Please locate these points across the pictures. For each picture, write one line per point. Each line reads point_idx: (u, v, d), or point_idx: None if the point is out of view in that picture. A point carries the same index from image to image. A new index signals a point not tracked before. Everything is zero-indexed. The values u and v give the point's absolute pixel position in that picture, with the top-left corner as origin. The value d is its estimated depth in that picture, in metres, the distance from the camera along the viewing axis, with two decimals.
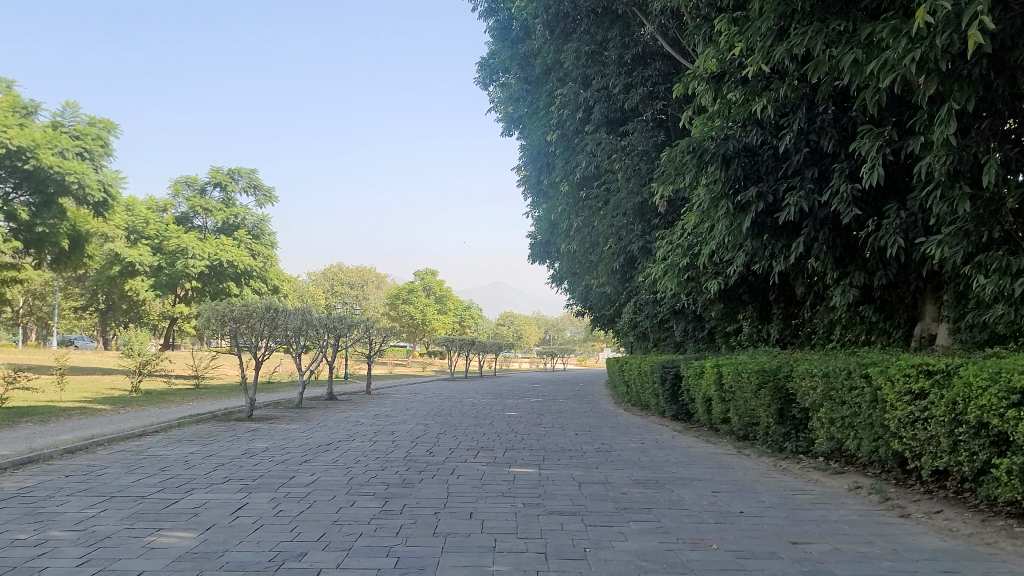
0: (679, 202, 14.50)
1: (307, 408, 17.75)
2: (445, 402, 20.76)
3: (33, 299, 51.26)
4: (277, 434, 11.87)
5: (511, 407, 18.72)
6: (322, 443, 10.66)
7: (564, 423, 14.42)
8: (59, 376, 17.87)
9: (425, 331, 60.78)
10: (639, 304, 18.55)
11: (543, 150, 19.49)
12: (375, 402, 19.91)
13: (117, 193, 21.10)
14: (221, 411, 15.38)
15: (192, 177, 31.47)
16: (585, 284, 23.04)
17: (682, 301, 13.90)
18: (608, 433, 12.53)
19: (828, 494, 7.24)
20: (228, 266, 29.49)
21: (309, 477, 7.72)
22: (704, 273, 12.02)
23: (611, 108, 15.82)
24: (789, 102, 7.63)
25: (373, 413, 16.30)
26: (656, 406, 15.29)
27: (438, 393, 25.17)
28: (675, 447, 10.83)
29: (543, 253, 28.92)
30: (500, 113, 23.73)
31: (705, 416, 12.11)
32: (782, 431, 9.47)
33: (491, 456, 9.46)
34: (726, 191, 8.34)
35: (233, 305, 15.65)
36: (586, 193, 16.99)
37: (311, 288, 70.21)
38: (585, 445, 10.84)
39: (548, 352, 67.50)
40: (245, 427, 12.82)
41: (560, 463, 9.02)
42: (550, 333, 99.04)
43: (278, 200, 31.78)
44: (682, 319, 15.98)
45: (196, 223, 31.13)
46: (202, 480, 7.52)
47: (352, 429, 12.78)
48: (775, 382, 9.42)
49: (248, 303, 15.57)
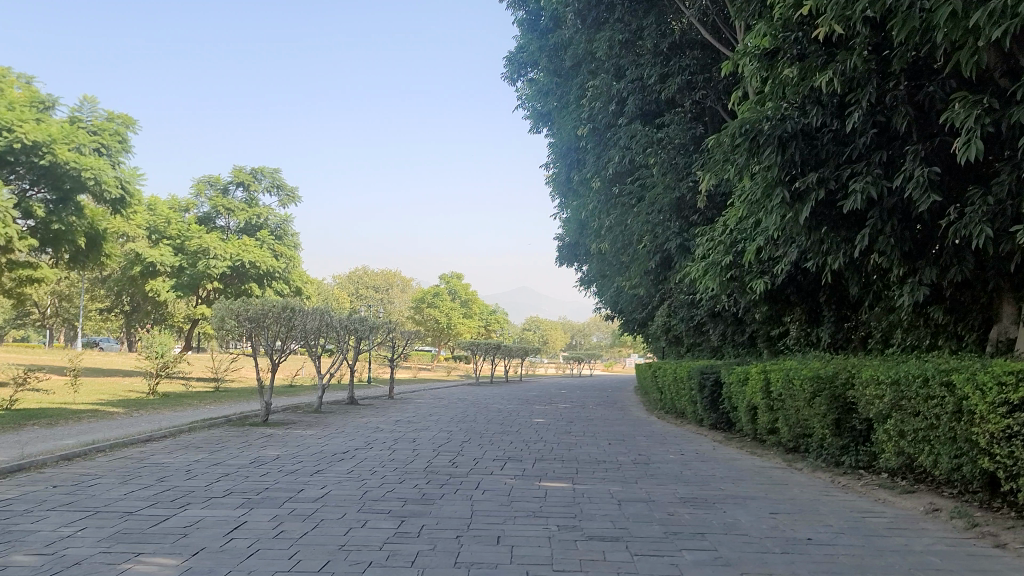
0: (720, 198, 13.71)
1: (326, 412, 17.08)
2: (469, 407, 20.00)
3: (57, 300, 51.08)
4: (290, 440, 11.16)
5: (539, 414, 17.94)
6: (337, 452, 9.92)
7: (595, 431, 13.61)
8: (73, 378, 17.30)
9: (449, 335, 60.17)
10: (675, 306, 17.73)
11: (573, 145, 18.73)
12: (397, 406, 19.21)
13: (136, 190, 20.56)
14: (236, 414, 14.73)
15: (215, 176, 31.00)
16: (615, 285, 22.23)
17: (723, 302, 13.07)
18: (644, 443, 11.71)
19: (902, 517, 6.38)
20: (250, 267, 28.97)
21: (319, 491, 6.97)
22: (749, 272, 11.24)
23: (645, 100, 14.92)
24: (858, 75, 6.81)
25: (394, 419, 15.57)
26: (693, 414, 14.46)
27: (462, 398, 24.45)
28: (718, 460, 9.99)
29: (571, 255, 28.14)
30: (527, 110, 23.00)
31: (750, 426, 11.27)
32: (840, 444, 8.63)
33: (519, 468, 8.68)
34: (782, 178, 7.55)
35: (251, 305, 14.99)
36: (619, 190, 16.15)
37: (336, 291, 69.79)
38: (621, 456, 10.03)
39: (575, 357, 66.60)
40: (258, 433, 12.13)
41: (595, 477, 8.20)
42: (576, 338, 98.08)
43: (301, 200, 31.23)
44: (721, 322, 15.16)
45: (218, 223, 30.65)
46: (201, 492, 6.79)
47: (371, 436, 12.05)
48: (831, 391, 8.59)
49: (267, 304, 14.91)
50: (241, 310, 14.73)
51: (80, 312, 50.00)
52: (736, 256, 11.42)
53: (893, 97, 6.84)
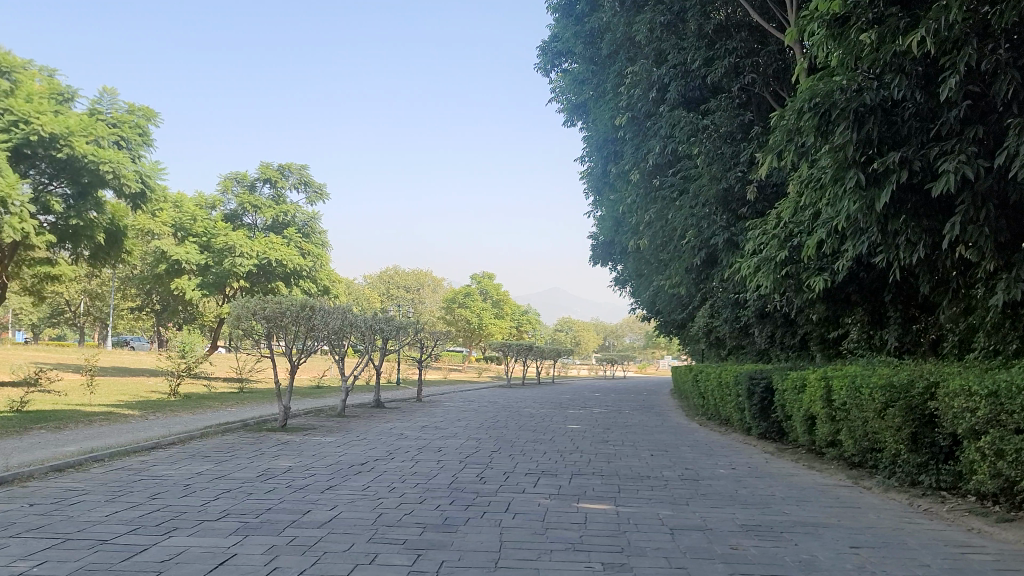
0: (770, 189, 12.75)
1: (350, 416, 16.31)
2: (500, 411, 19.13)
3: (88, 298, 51.01)
4: (306, 448, 10.35)
5: (572, 419, 17.04)
6: (355, 463, 9.08)
7: (636, 440, 12.69)
8: (89, 379, 16.68)
9: (481, 335, 59.40)
10: (719, 306, 16.74)
11: (611, 137, 17.78)
12: (424, 410, 18.39)
13: (158, 185, 19.93)
14: (255, 419, 13.97)
15: (242, 173, 30.41)
16: (653, 285, 21.24)
17: (775, 302, 12.12)
18: (689, 454, 10.75)
19: (1009, 554, 5.39)
20: (276, 265, 28.39)
21: (326, 513, 6.11)
22: (807, 269, 10.29)
23: (688, 86, 13.90)
24: (953, 36, 5.83)
25: (420, 424, 14.74)
26: (739, 422, 13.48)
27: (494, 401, 23.57)
28: (774, 477, 9.02)
29: (606, 254, 27.22)
30: (561, 102, 22.12)
31: (806, 438, 10.28)
32: (917, 461, 7.63)
33: (554, 485, 7.77)
34: (857, 158, 6.62)
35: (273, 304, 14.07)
36: (659, 182, 15.20)
37: (366, 291, 69.27)
38: (666, 470, 9.11)
39: (608, 359, 65.45)
40: (273, 440, 11.34)
41: (640, 497, 7.27)
42: (609, 340, 96.87)
43: (330, 198, 30.56)
44: (769, 323, 14.18)
45: (245, 220, 30.09)
46: (193, 514, 5.96)
47: (394, 444, 11.22)
48: (906, 400, 7.61)
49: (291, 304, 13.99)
50: (262, 310, 13.90)
51: (110, 310, 49.85)
52: (792, 250, 10.48)
53: (994, 62, 5.88)
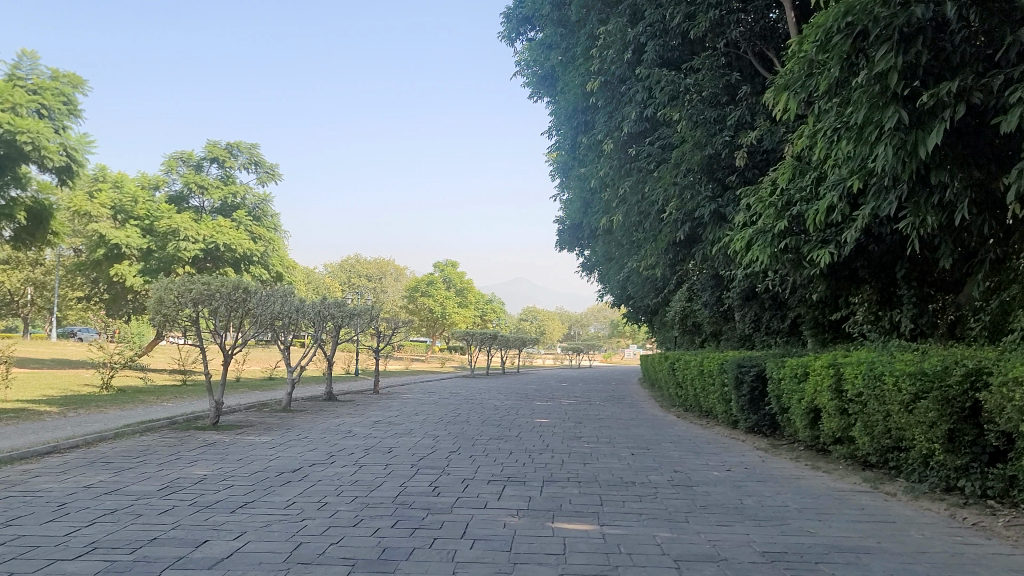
0: (761, 156, 11.47)
1: (296, 410, 14.80)
2: (461, 403, 17.77)
3: (34, 287, 48.73)
4: (232, 452, 8.86)
5: (539, 412, 15.72)
6: (284, 469, 7.63)
7: (612, 436, 11.39)
8: (5, 372, 14.95)
9: (444, 324, 58.03)
10: (700, 287, 15.51)
11: (580, 107, 16.37)
12: (380, 403, 16.95)
13: (87, 158, 18.18)
14: (185, 416, 12.43)
15: (188, 152, 28.51)
16: (624, 268, 19.98)
17: (767, 281, 10.88)
18: (674, 454, 9.45)
19: None
20: (225, 250, 26.79)
21: (228, 544, 4.70)
22: (812, 241, 9.03)
23: (666, 46, 12.54)
24: None
25: (373, 419, 13.30)
26: (724, 413, 12.22)
27: (456, 393, 22.21)
28: (778, 480, 7.74)
29: (573, 238, 25.99)
30: (526, 73, 20.68)
31: (808, 434, 9.04)
32: (956, 465, 6.39)
33: (522, 497, 6.40)
34: (898, 88, 5.34)
35: (201, 280, 11.90)
36: (635, 154, 13.86)
37: (327, 280, 67.47)
38: (652, 474, 7.79)
39: (573, 348, 64.35)
40: (198, 441, 9.83)
41: (627, 512, 5.92)
42: (575, 330, 96.02)
43: (282, 178, 28.89)
44: (756, 306, 12.98)
45: (192, 203, 28.18)
46: (47, 550, 4.50)
47: (338, 444, 9.78)
48: (941, 391, 6.36)
49: (223, 283, 12.03)
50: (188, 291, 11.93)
51: (56, 300, 47.61)
52: (794, 220, 9.23)
53: None
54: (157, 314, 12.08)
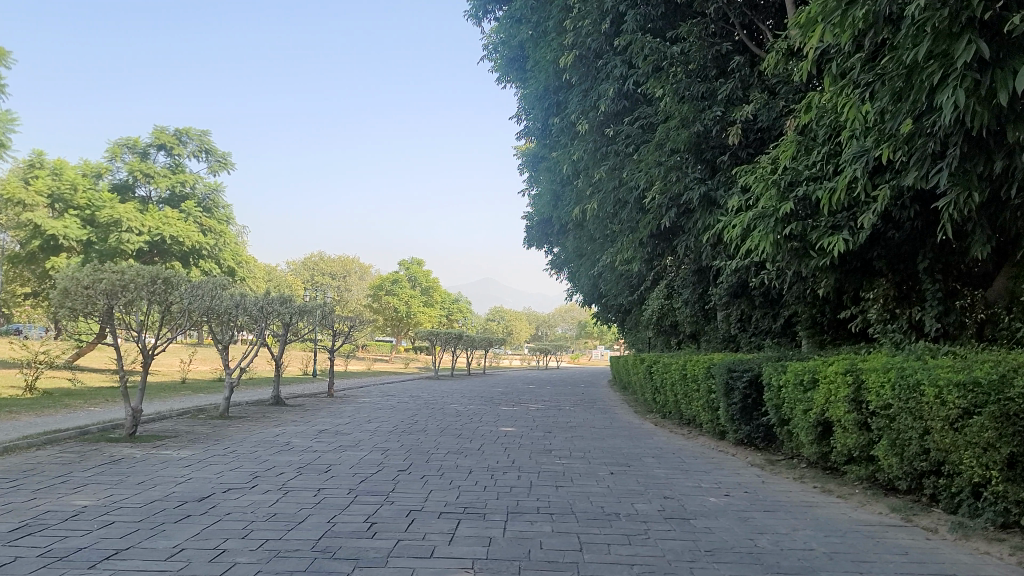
0: (757, 135, 10.24)
1: (234, 416, 13.29)
2: (420, 408, 16.36)
3: None
4: (137, 473, 7.41)
5: (505, 418, 14.38)
6: (188, 498, 6.19)
7: (587, 449, 10.07)
8: None
9: (408, 324, 56.55)
10: (680, 284, 14.31)
11: (551, 87, 15.04)
12: (331, 409, 15.52)
13: (9, 138, 16.59)
14: (102, 425, 10.90)
15: (133, 138, 26.59)
16: (597, 264, 18.72)
17: (763, 275, 9.67)
18: (660, 473, 8.13)
19: None
20: (171, 242, 25.27)
21: None
22: (823, 227, 7.83)
23: (650, 14, 11.21)
24: None
25: (318, 428, 11.89)
26: (710, 423, 10.96)
27: (416, 396, 20.80)
28: (789, 510, 6.45)
29: (542, 235, 24.73)
30: (494, 54, 19.31)
31: (815, 450, 7.78)
32: (1018, 498, 5.13)
33: (480, 538, 5.05)
34: (979, 7, 4.17)
35: (113, 270, 10.12)
36: (613, 136, 12.53)
37: (289, 277, 65.49)
38: (638, 502, 6.47)
39: (541, 350, 63.00)
40: (102, 458, 8.33)
41: (615, 562, 4.58)
42: (542, 331, 94.90)
43: (234, 168, 27.24)
44: (744, 303, 11.76)
45: (138, 192, 26.42)
46: None
47: (267, 460, 8.34)
48: (998, 405, 5.12)
49: (138, 273, 10.29)
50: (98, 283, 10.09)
51: None
52: (802, 201, 8.03)
53: None
54: (60, 308, 10.14)
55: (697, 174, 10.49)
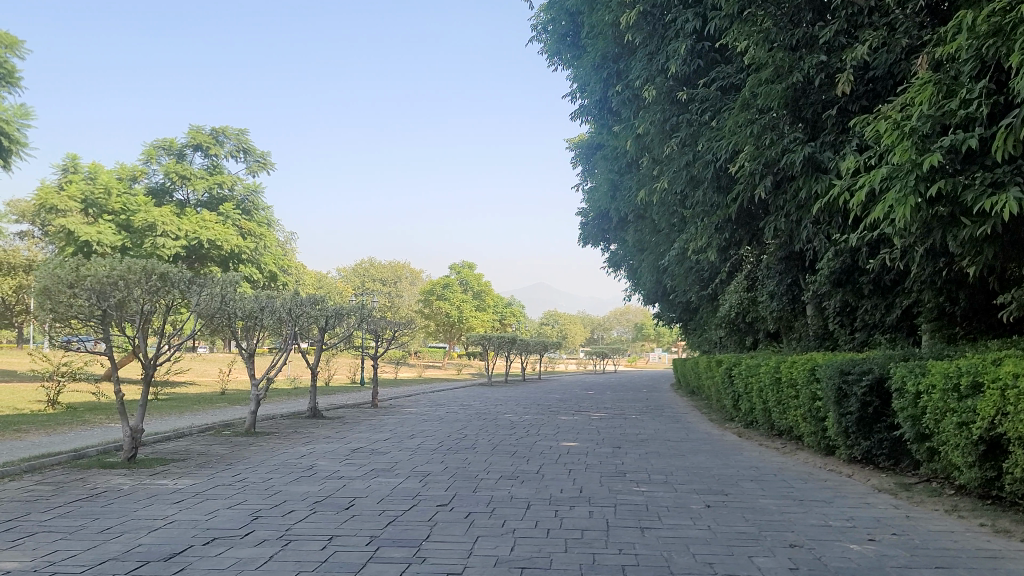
0: (870, 86, 8.41)
1: (261, 433, 11.80)
2: (470, 419, 14.76)
3: None
4: (109, 514, 5.85)
5: (566, 431, 12.68)
6: (154, 556, 4.61)
7: (669, 470, 8.34)
8: None
9: (460, 329, 55.12)
10: (764, 274, 12.55)
11: (611, 54, 13.34)
12: (371, 422, 13.96)
13: (23, 134, 15.37)
14: (102, 447, 9.44)
15: (168, 140, 25.50)
16: (663, 258, 16.96)
17: (882, 255, 7.88)
18: (772, 507, 6.33)
19: None
20: (209, 247, 24.13)
21: None
22: (984, 184, 5.98)
23: None
24: None
25: (352, 447, 10.31)
26: (813, 437, 9.17)
27: (468, 405, 19.21)
28: (970, 565, 4.65)
29: (600, 231, 23.02)
30: (543, 32, 17.68)
31: (977, 475, 5.98)
32: None
33: None
34: None
35: (99, 268, 8.61)
36: (687, 101, 10.77)
37: (339, 283, 64.57)
38: (760, 556, 4.72)
39: (598, 353, 60.96)
40: (79, 492, 6.81)
41: None
42: (597, 333, 92.84)
43: (274, 167, 25.99)
44: (850, 292, 9.96)
45: (176, 196, 25.37)
46: None
47: (279, 493, 6.76)
48: None
49: (129, 269, 8.79)
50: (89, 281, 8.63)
51: None
52: (950, 154, 6.19)
53: None
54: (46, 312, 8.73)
55: (795, 136, 8.69)
